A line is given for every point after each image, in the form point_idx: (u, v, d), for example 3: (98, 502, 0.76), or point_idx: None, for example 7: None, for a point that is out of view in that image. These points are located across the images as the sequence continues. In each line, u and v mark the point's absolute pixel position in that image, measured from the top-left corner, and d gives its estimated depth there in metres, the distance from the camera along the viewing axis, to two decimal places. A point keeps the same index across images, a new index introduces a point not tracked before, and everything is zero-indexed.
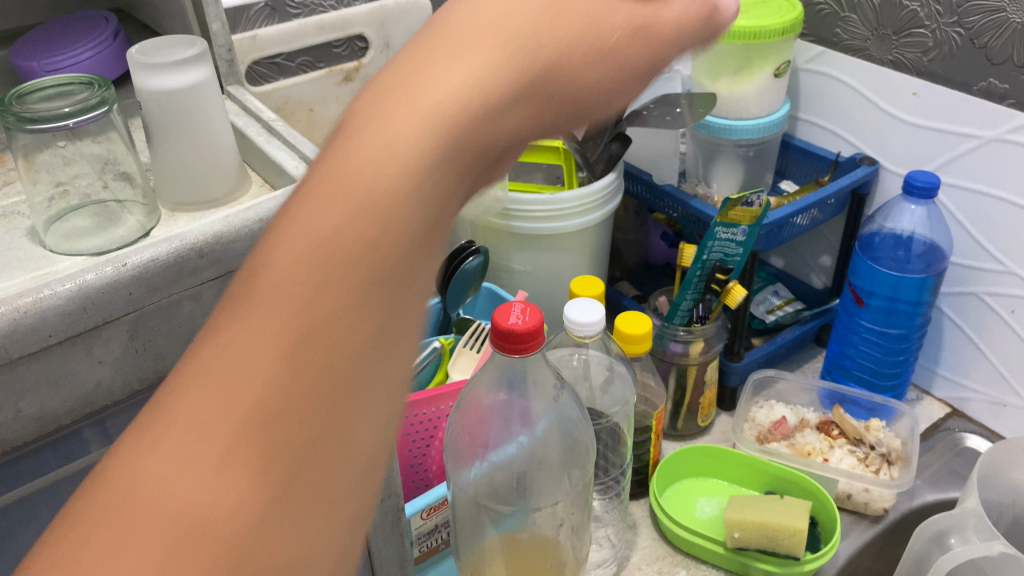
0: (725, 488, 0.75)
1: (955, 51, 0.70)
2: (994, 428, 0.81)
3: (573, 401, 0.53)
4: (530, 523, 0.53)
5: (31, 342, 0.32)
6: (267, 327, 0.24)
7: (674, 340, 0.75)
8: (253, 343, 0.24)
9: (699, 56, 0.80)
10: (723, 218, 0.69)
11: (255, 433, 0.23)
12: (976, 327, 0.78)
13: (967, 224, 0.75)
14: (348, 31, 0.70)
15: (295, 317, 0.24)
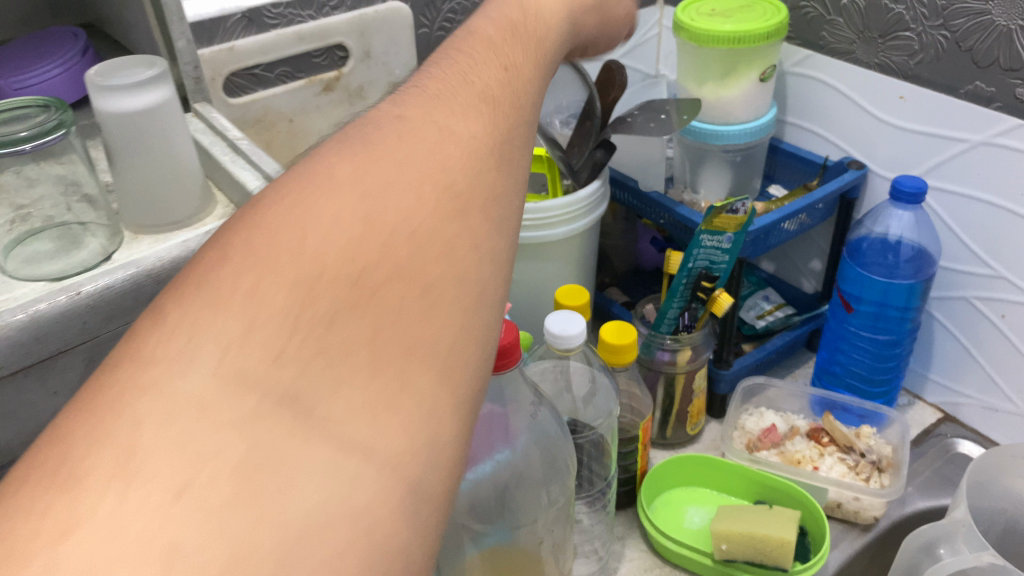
0: (713, 497, 0.74)
1: (942, 54, 0.69)
2: (986, 434, 0.80)
3: (551, 417, 0.53)
4: (516, 535, 0.53)
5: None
6: (382, 206, 0.28)
7: (661, 349, 0.74)
8: (374, 214, 0.27)
9: (685, 61, 0.79)
10: (708, 226, 0.68)
11: (381, 282, 0.26)
12: (967, 332, 0.77)
13: (956, 228, 0.74)
14: (328, 40, 0.69)
15: (406, 199, 0.28)
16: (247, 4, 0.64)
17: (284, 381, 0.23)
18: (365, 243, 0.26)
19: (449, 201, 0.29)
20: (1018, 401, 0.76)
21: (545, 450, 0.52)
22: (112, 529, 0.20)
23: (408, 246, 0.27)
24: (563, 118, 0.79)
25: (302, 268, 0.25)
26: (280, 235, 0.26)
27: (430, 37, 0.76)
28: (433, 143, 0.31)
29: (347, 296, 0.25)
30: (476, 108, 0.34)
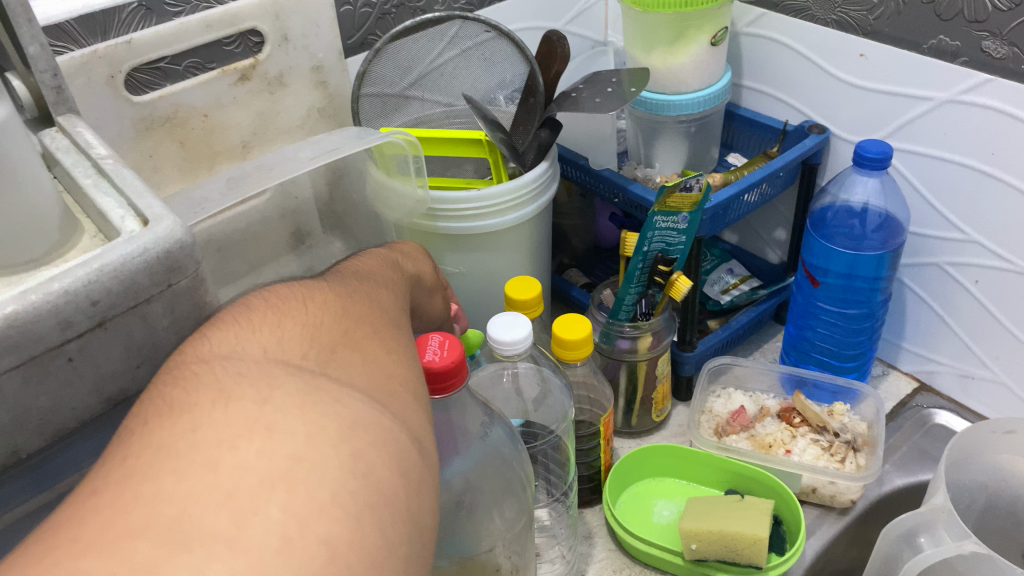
0: (683, 488, 0.71)
1: (903, 7, 0.64)
2: (964, 402, 0.77)
3: (505, 434, 0.50)
4: (471, 556, 0.48)
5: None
6: (337, 313, 0.36)
7: (621, 337, 0.69)
8: (334, 314, 0.36)
9: (631, 28, 0.74)
10: (661, 207, 0.63)
11: (348, 352, 0.34)
12: (940, 298, 0.74)
13: (926, 192, 0.70)
14: (239, 26, 0.63)
15: (353, 310, 0.37)
16: None
17: (309, 382, 0.30)
18: (336, 330, 0.35)
19: (378, 314, 0.38)
20: (995, 367, 0.72)
21: (498, 467, 0.49)
22: (232, 449, 0.26)
23: (364, 336, 0.36)
24: (508, 93, 0.75)
25: (298, 337, 0.33)
26: (267, 318, 0.34)
27: (355, 14, 0.70)
28: (362, 289, 0.40)
29: (328, 356, 0.33)
30: (379, 279, 0.43)
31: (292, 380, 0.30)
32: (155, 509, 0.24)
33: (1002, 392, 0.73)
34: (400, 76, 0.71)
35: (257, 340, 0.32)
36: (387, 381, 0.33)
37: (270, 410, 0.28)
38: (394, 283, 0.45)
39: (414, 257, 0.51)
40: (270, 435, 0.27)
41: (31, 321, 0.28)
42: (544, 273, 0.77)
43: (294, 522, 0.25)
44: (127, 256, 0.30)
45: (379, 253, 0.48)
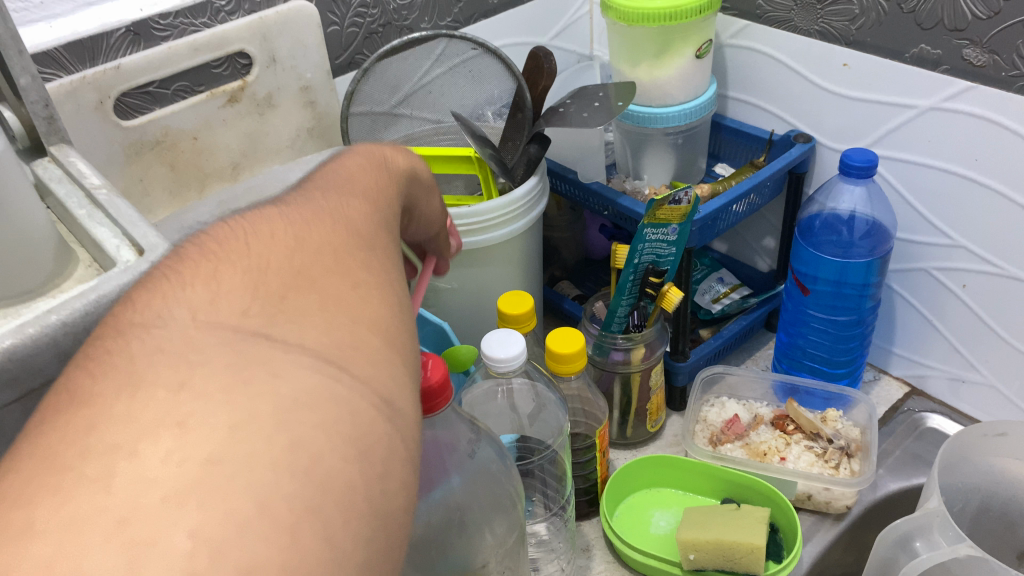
0: (679, 497, 0.71)
1: (884, 17, 0.65)
2: (955, 405, 0.78)
3: (492, 449, 0.50)
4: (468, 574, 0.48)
5: None
6: (316, 230, 0.32)
7: (614, 349, 0.70)
8: (310, 231, 0.31)
9: (616, 43, 0.75)
10: (651, 219, 0.63)
11: (325, 276, 0.30)
12: (928, 302, 0.74)
13: (912, 198, 0.71)
14: (226, 49, 0.63)
15: (334, 223, 0.33)
16: (130, 17, 0.59)
17: (243, 354, 0.25)
18: (309, 248, 0.31)
19: (362, 231, 0.34)
20: (985, 369, 0.73)
21: (487, 482, 0.49)
22: (131, 455, 0.21)
23: (344, 256, 0.31)
24: (496, 110, 0.75)
25: (265, 257, 0.29)
26: (230, 237, 0.30)
27: (341, 35, 0.70)
28: (348, 198, 0.35)
29: (297, 280, 0.29)
30: (377, 180, 0.39)
31: (247, 320, 0.26)
32: (24, 546, 0.19)
33: (993, 395, 0.73)
34: (388, 94, 0.72)
35: (214, 265, 0.28)
36: (371, 315, 0.30)
37: (205, 358, 0.25)
38: (394, 181, 0.40)
39: (407, 153, 0.43)
40: (183, 431, 0.22)
41: (28, 353, 0.28)
42: (536, 285, 0.78)
43: (204, 552, 0.20)
44: (121, 286, 0.30)
45: (379, 147, 0.42)
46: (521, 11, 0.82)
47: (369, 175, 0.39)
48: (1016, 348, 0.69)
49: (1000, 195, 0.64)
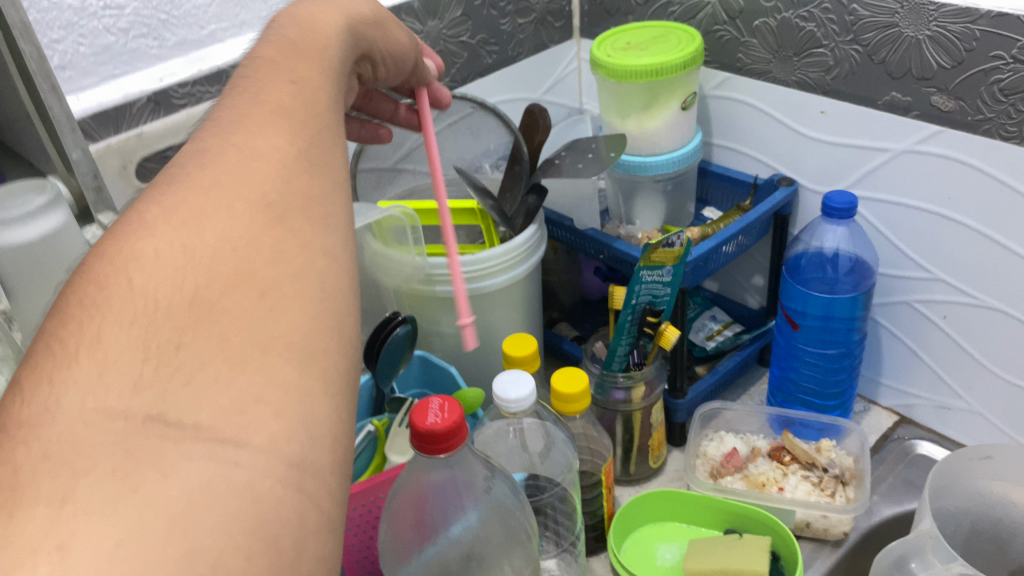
0: (683, 530, 0.73)
1: (856, 68, 0.70)
2: (943, 432, 0.81)
3: (507, 488, 0.52)
4: None
5: None
6: (207, 234, 0.27)
7: (615, 388, 0.72)
8: (202, 243, 0.26)
9: (606, 96, 0.79)
10: (646, 261, 0.67)
11: (223, 296, 0.25)
12: (912, 333, 0.78)
13: (891, 236, 0.75)
14: None
15: (231, 215, 0.28)
16: (150, 87, 0.62)
17: (138, 450, 0.22)
18: (202, 263, 0.26)
19: (267, 213, 0.28)
20: (968, 397, 0.76)
21: (503, 519, 0.51)
22: None
23: (244, 262, 0.27)
24: (493, 161, 0.79)
25: (153, 296, 0.24)
26: (111, 272, 0.25)
27: None
28: (248, 165, 0.30)
29: (192, 317, 0.24)
30: (288, 120, 0.33)
31: (143, 393, 0.23)
32: None
33: (977, 421, 0.77)
34: (391, 151, 0.76)
35: (98, 321, 0.24)
36: (294, 340, 0.26)
37: (99, 450, 0.21)
38: (314, 113, 0.34)
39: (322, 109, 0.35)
40: (63, 558, 0.19)
41: None
42: (537, 328, 0.81)
43: None
44: None
45: (272, 63, 0.37)
46: (514, 69, 0.87)
47: (276, 114, 0.33)
48: (996, 375, 0.73)
49: (973, 230, 0.68)
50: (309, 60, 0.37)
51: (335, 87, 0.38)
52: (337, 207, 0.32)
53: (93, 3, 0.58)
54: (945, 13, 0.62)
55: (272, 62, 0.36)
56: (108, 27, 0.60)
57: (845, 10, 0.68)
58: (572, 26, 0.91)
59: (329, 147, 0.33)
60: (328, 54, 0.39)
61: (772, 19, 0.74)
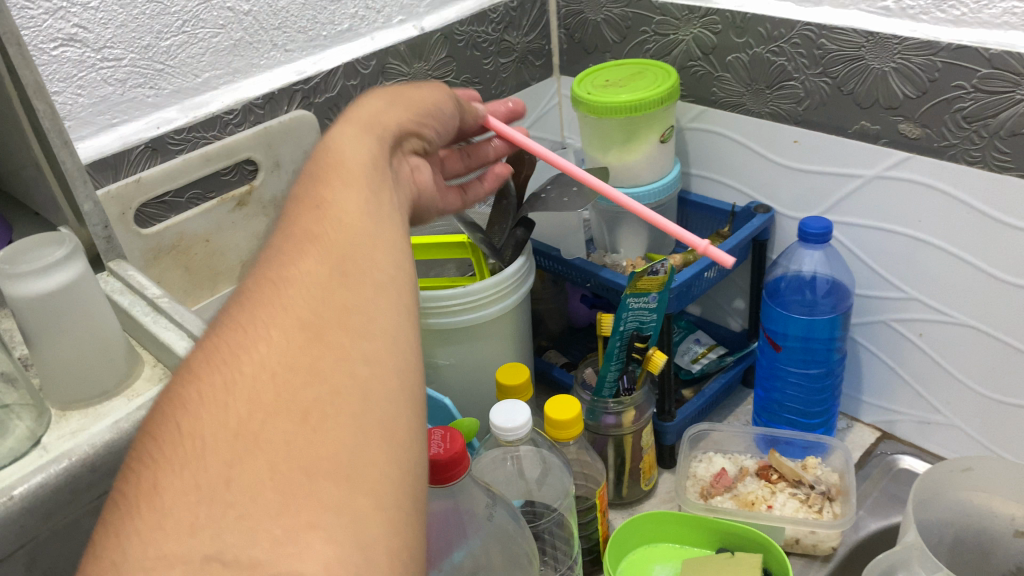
0: (677, 551, 0.74)
1: (826, 99, 0.73)
2: (924, 446, 0.83)
3: (508, 513, 0.54)
4: None
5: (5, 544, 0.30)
6: (247, 364, 0.28)
7: (606, 412, 0.75)
8: (242, 374, 0.27)
9: (587, 131, 0.81)
10: (633, 289, 0.69)
11: (266, 424, 0.26)
12: (890, 351, 0.81)
13: (866, 258, 0.78)
14: (236, 157, 0.69)
15: (273, 341, 0.29)
16: (148, 135, 0.64)
17: None
18: (245, 395, 0.27)
19: (306, 332, 0.29)
20: (946, 410, 0.79)
21: (505, 543, 0.53)
22: None
23: (287, 385, 0.27)
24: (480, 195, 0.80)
25: (199, 437, 0.26)
26: (165, 424, 0.27)
27: None
28: (287, 288, 0.31)
29: (237, 450, 0.25)
30: (331, 234, 0.34)
31: (196, 535, 0.24)
32: None
33: (956, 434, 0.79)
34: None
35: (155, 472, 0.26)
36: (338, 460, 0.26)
37: None
38: (361, 221, 0.35)
39: (371, 210, 0.36)
40: None
41: (121, 446, 0.33)
42: (528, 358, 0.83)
43: None
44: None
45: (325, 176, 0.38)
46: (496, 106, 0.90)
47: (318, 230, 0.34)
48: (972, 389, 0.75)
49: (943, 250, 0.71)
50: (351, 177, 0.37)
51: (379, 192, 0.38)
52: (384, 314, 0.31)
53: (92, 56, 0.60)
54: (908, 46, 0.65)
55: (316, 187, 0.36)
56: (107, 78, 0.62)
57: (814, 44, 0.71)
58: (552, 64, 0.95)
59: (364, 254, 0.33)
60: (368, 167, 0.39)
61: (745, 54, 0.77)
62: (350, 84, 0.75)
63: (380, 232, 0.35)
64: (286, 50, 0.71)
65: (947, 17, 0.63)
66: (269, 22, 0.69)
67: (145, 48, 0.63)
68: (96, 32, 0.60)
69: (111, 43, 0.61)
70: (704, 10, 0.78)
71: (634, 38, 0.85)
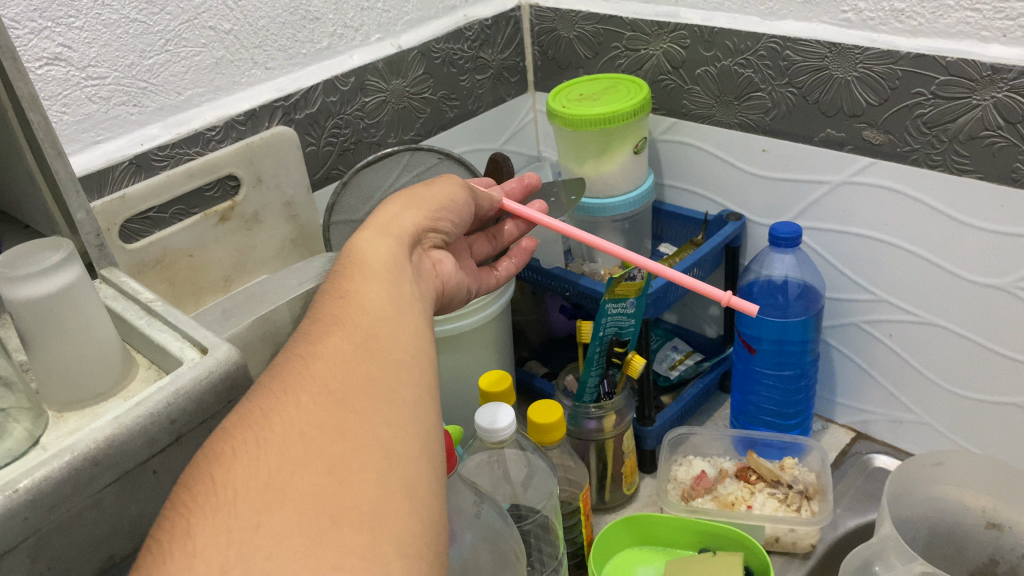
0: (660, 553, 0.75)
1: (793, 108, 0.75)
2: (897, 445, 0.85)
3: (495, 512, 0.55)
4: None
5: (11, 536, 0.31)
6: (277, 433, 0.33)
7: (588, 418, 0.76)
8: (274, 434, 0.33)
9: (563, 144, 0.83)
10: (611, 295, 0.71)
11: (294, 478, 0.32)
12: (861, 353, 0.83)
13: (835, 262, 0.80)
14: (218, 173, 0.70)
15: (300, 415, 0.34)
16: (132, 151, 0.65)
17: None
18: (277, 455, 0.32)
19: (329, 402, 0.35)
20: (917, 409, 0.81)
21: (494, 541, 0.54)
22: None
23: (312, 452, 0.33)
24: None
25: (234, 488, 0.31)
26: (201, 478, 0.32)
27: (318, 153, 0.78)
28: (311, 375, 0.37)
29: (267, 498, 0.31)
30: (351, 330, 0.40)
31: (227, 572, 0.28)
32: None
33: (928, 431, 0.81)
34: (362, 203, 0.78)
35: (191, 518, 0.30)
36: (360, 507, 0.31)
37: None
38: (381, 314, 0.42)
39: (393, 297, 0.45)
40: None
41: (122, 441, 0.34)
42: (509, 367, 0.84)
43: None
44: (196, 378, 0.37)
45: (349, 273, 0.46)
46: (473, 122, 0.92)
47: (342, 326, 0.41)
48: (941, 386, 0.78)
49: (910, 253, 0.74)
50: (377, 271, 0.47)
51: (398, 286, 0.46)
52: (401, 388, 0.38)
53: (76, 74, 0.61)
54: (869, 56, 0.68)
55: (346, 283, 0.45)
56: (90, 96, 0.62)
57: (779, 56, 0.74)
58: (527, 81, 0.97)
59: (384, 338, 0.41)
60: (389, 266, 0.48)
61: (713, 67, 0.79)
62: (330, 100, 0.76)
63: (395, 327, 0.42)
64: (267, 67, 0.72)
65: (905, 27, 0.66)
66: (250, 40, 0.70)
67: (129, 66, 0.64)
68: (81, 51, 0.61)
69: (96, 61, 0.62)
70: (673, 25, 0.80)
71: (606, 53, 0.88)
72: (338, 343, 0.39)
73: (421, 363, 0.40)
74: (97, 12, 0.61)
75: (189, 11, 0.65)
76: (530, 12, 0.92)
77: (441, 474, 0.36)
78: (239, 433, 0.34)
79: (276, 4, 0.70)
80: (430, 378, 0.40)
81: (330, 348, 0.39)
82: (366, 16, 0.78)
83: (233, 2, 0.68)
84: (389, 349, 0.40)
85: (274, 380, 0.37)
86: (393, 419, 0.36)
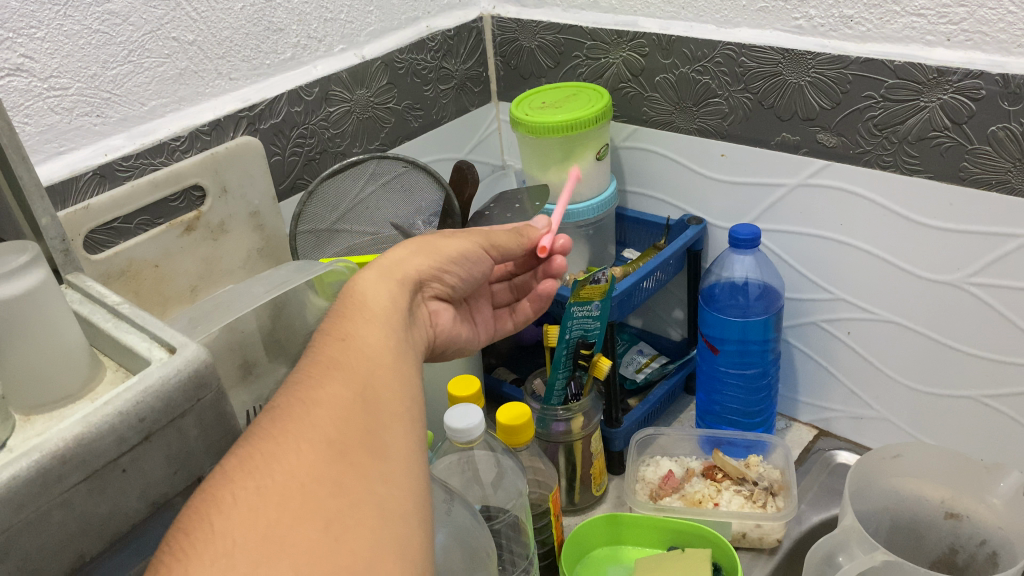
0: (630, 552, 0.76)
1: (749, 113, 0.77)
2: (859, 441, 0.87)
3: (466, 511, 0.56)
4: None
5: None
6: (278, 483, 0.33)
7: (556, 420, 0.77)
8: (274, 484, 0.33)
9: (526, 152, 0.85)
10: (577, 297, 0.72)
11: (291, 533, 0.32)
12: (820, 352, 0.85)
13: (795, 262, 0.82)
14: (182, 183, 0.70)
15: (301, 465, 0.35)
16: (96, 162, 0.65)
17: None
18: (275, 506, 0.33)
19: (327, 453, 0.36)
20: (879, 406, 0.83)
21: (465, 539, 0.55)
22: None
23: (311, 505, 0.33)
24: (425, 218, 0.84)
25: (232, 539, 0.31)
26: (200, 525, 0.32)
27: (284, 163, 0.78)
28: (311, 420, 0.37)
29: (264, 553, 0.31)
30: (350, 376, 0.41)
31: None
32: None
33: (887, 427, 0.83)
34: (328, 212, 0.79)
35: (186, 566, 0.30)
36: (351, 566, 0.31)
37: None
38: (380, 364, 0.43)
39: (393, 344, 0.46)
40: None
41: (91, 439, 0.34)
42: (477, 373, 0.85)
43: None
44: (165, 377, 0.37)
45: (347, 313, 0.47)
46: (437, 132, 0.93)
47: (341, 371, 0.41)
48: (899, 382, 0.80)
49: (869, 255, 0.76)
50: (376, 314, 0.48)
51: (393, 331, 0.47)
52: (396, 443, 0.38)
53: (38, 85, 0.61)
54: (820, 61, 0.70)
55: (346, 324, 0.46)
56: (53, 107, 0.62)
57: (735, 62, 0.76)
58: (490, 90, 0.98)
59: (366, 378, 0.41)
60: (389, 311, 0.49)
61: (671, 74, 0.81)
62: (295, 110, 0.77)
63: (389, 373, 0.43)
64: (231, 78, 0.73)
65: (854, 33, 0.68)
66: (214, 51, 0.70)
67: (92, 77, 0.64)
68: (42, 62, 0.61)
69: (58, 72, 0.62)
70: (632, 34, 0.82)
71: (567, 63, 0.89)
72: (330, 383, 0.40)
73: (414, 416, 0.41)
74: (59, 23, 0.61)
75: (152, 22, 0.66)
76: (493, 23, 0.94)
77: (431, 528, 0.36)
78: (238, 480, 0.34)
79: (239, 15, 0.71)
80: (419, 434, 0.41)
81: (326, 392, 0.39)
82: (330, 27, 0.79)
83: (196, 13, 0.68)
84: (384, 402, 0.40)
85: (272, 425, 0.37)
86: (390, 476, 0.36)
